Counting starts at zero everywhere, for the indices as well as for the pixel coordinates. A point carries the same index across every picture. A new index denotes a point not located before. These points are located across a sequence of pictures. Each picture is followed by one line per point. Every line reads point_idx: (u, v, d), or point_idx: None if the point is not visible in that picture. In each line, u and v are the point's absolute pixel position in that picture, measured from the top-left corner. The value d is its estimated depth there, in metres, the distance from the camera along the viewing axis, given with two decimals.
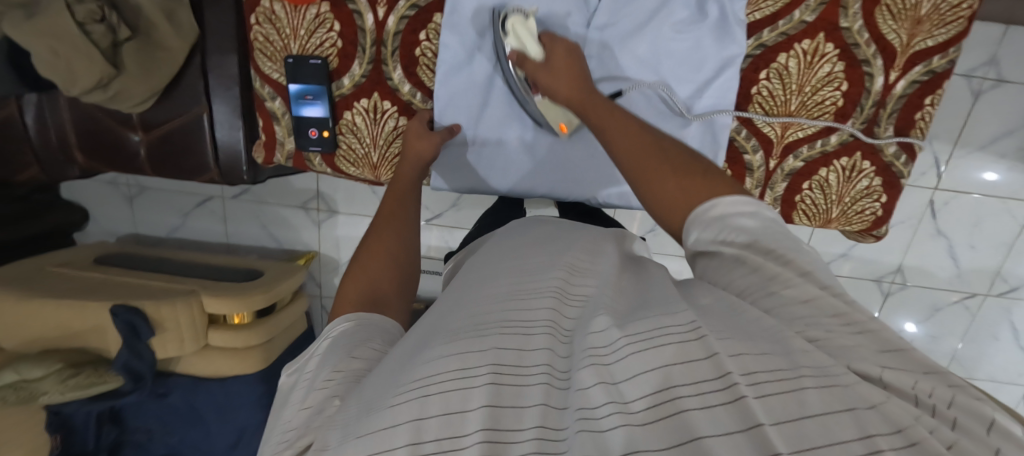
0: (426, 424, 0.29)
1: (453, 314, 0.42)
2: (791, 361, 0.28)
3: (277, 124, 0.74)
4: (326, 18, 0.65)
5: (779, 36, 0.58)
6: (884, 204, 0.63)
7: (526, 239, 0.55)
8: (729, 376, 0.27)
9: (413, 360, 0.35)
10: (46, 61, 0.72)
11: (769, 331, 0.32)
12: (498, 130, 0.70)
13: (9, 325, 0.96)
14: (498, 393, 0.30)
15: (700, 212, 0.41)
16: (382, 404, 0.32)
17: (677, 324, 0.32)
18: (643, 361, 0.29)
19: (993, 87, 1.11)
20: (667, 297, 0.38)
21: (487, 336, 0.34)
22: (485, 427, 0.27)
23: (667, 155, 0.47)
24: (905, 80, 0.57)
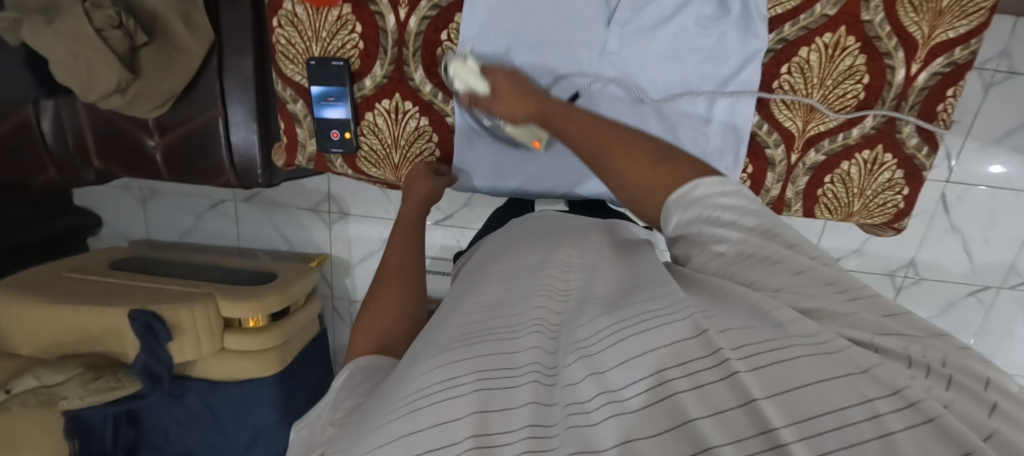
0: (416, 438, 0.28)
1: (441, 326, 0.42)
2: (781, 333, 0.28)
3: (299, 127, 0.74)
4: (349, 20, 0.65)
5: (800, 30, 0.58)
6: (906, 196, 0.63)
7: (515, 241, 0.56)
8: (720, 352, 0.27)
9: (402, 377, 0.36)
10: (68, 66, 0.75)
11: (751, 307, 0.33)
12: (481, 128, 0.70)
13: (26, 330, 0.96)
14: (486, 398, 0.30)
15: (683, 193, 0.43)
16: (375, 427, 0.31)
17: (663, 310, 0.32)
18: (627, 346, 0.29)
19: (1006, 79, 1.11)
20: (657, 279, 0.39)
21: (471, 346, 0.35)
22: (475, 433, 0.27)
23: (629, 143, 0.49)
24: (927, 72, 0.57)
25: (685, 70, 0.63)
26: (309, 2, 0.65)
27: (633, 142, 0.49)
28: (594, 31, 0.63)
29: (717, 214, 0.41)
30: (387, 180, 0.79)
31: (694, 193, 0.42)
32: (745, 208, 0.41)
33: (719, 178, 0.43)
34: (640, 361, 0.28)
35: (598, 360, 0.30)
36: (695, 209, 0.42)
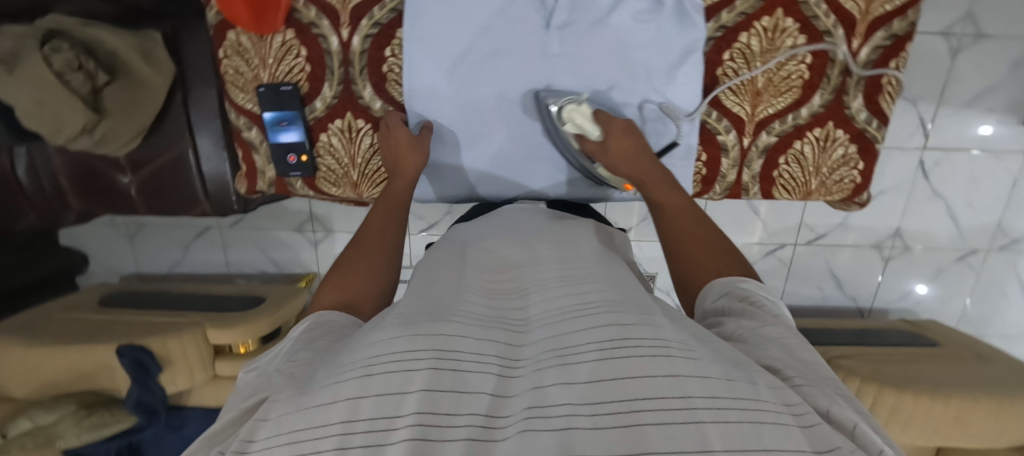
0: (363, 403, 0.30)
1: (426, 302, 0.43)
2: (754, 391, 0.29)
3: (256, 153, 0.75)
4: (292, 45, 0.66)
5: (738, 16, 0.58)
6: (862, 171, 0.64)
7: (493, 247, 0.57)
8: (689, 399, 0.27)
9: (361, 338, 0.37)
10: (32, 114, 0.75)
11: (734, 359, 0.34)
12: (488, 123, 0.69)
13: (18, 374, 0.97)
14: (438, 378, 0.31)
15: (731, 282, 0.47)
16: (326, 382, 0.33)
17: (644, 339, 0.33)
18: (601, 370, 0.30)
19: (972, 43, 1.12)
20: (642, 308, 0.40)
21: (439, 325, 0.36)
22: (420, 411, 0.28)
23: (708, 233, 0.55)
24: (868, 47, 0.58)
25: (628, 66, 0.63)
26: (252, 31, 0.66)
27: (709, 232, 0.55)
28: (534, 36, 0.63)
29: (757, 301, 0.43)
30: (351, 199, 0.80)
31: (732, 284, 0.47)
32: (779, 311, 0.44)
33: (760, 284, 0.47)
34: (613, 386, 0.29)
35: (570, 372, 0.31)
36: (734, 294, 0.45)
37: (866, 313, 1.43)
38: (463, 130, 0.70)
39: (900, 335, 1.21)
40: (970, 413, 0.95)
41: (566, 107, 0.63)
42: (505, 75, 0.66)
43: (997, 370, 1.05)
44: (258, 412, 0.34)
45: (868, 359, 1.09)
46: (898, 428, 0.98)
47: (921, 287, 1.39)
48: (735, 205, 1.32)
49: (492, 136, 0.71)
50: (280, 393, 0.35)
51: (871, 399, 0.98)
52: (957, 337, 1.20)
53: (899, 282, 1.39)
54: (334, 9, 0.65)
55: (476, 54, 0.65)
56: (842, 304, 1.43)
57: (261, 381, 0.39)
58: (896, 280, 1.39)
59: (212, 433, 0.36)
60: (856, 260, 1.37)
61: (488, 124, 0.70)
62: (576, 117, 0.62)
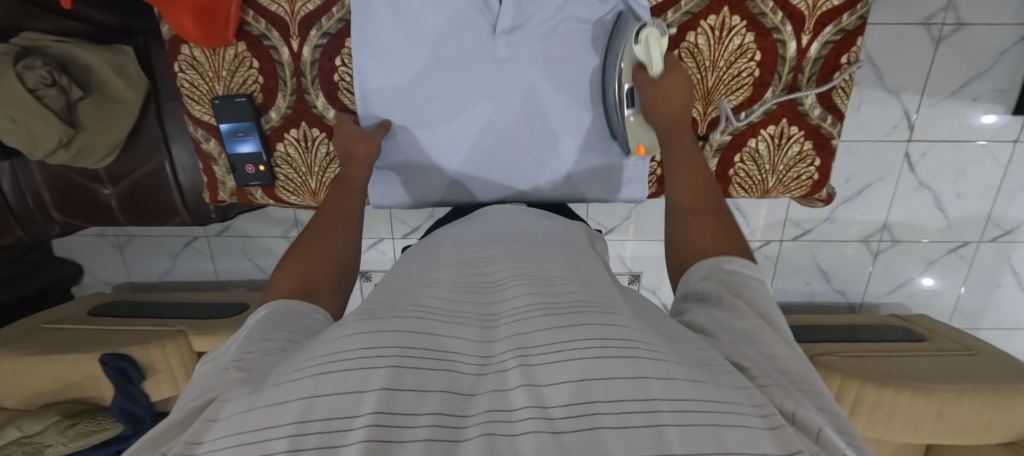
0: (316, 402, 0.26)
1: (391, 297, 0.41)
2: (720, 392, 0.27)
3: (216, 164, 0.77)
4: (245, 57, 0.69)
5: (684, 15, 0.62)
6: (818, 167, 0.68)
7: (466, 243, 0.56)
8: (654, 401, 0.25)
9: (322, 333, 0.34)
10: (7, 130, 0.77)
11: (702, 357, 0.32)
12: (464, 110, 0.70)
13: (8, 385, 1.00)
14: (399, 376, 0.27)
15: (719, 261, 0.45)
16: (279, 379, 0.29)
17: (615, 341, 0.30)
18: (570, 370, 0.28)
19: (953, 32, 1.10)
20: (610, 306, 0.37)
21: (403, 319, 0.33)
22: (378, 410, 0.24)
23: (719, 207, 0.52)
24: (818, 42, 0.62)
25: (573, 69, 0.68)
26: (203, 46, 0.67)
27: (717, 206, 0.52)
28: (482, 40, 0.66)
29: (738, 289, 0.40)
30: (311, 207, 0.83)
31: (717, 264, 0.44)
32: (762, 291, 0.41)
33: (750, 264, 0.44)
34: (578, 387, 0.27)
35: (536, 374, 0.28)
36: (717, 273, 0.43)
37: (857, 308, 1.42)
38: (437, 120, 0.71)
39: (890, 330, 1.19)
40: (954, 407, 0.93)
41: (648, 28, 0.59)
42: (455, 75, 0.68)
43: (986, 364, 1.03)
44: (206, 413, 0.29)
45: (852, 355, 1.07)
46: (880, 424, 0.97)
47: (927, 280, 1.37)
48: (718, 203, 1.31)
49: (466, 124, 0.71)
50: (232, 391, 0.30)
51: (852, 395, 0.98)
52: (947, 331, 1.18)
53: (890, 276, 1.37)
54: (283, 21, 0.67)
55: (425, 54, 0.67)
56: (832, 300, 1.42)
57: (211, 378, 0.35)
58: (888, 274, 1.37)
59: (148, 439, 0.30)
60: (845, 255, 1.36)
61: (463, 114, 0.70)
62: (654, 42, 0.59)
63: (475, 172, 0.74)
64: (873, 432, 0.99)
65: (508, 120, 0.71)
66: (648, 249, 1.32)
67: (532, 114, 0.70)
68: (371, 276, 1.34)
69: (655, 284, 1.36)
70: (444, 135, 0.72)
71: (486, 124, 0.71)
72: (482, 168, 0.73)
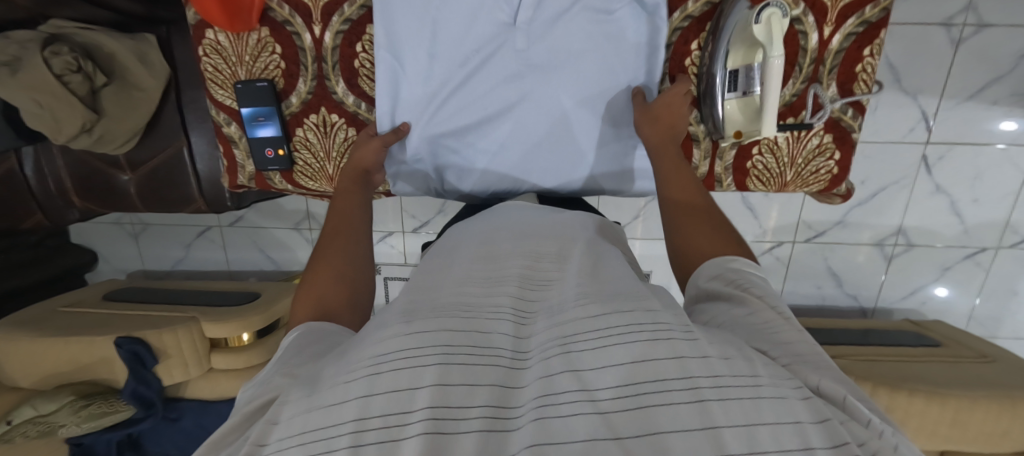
0: (372, 400, 0.27)
1: (425, 297, 0.41)
2: (752, 369, 0.28)
3: (237, 148, 0.79)
4: (268, 42, 0.70)
5: (703, 6, 0.65)
6: (838, 162, 0.68)
7: (491, 241, 0.52)
8: (694, 379, 0.26)
9: (365, 339, 0.34)
10: (33, 114, 0.78)
11: (730, 341, 0.32)
12: (494, 98, 0.70)
13: (23, 366, 1.01)
14: (448, 371, 0.28)
15: (721, 259, 0.45)
16: (333, 382, 0.30)
17: (647, 325, 0.31)
18: (615, 356, 0.28)
19: (974, 33, 1.09)
20: (638, 295, 0.37)
21: (441, 318, 0.34)
22: (433, 404, 0.26)
23: (707, 214, 0.53)
24: (840, 34, 0.61)
25: (593, 60, 0.67)
26: (227, 30, 0.69)
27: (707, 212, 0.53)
28: (500, 29, 0.66)
29: (746, 284, 0.41)
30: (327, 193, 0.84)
31: (727, 264, 0.44)
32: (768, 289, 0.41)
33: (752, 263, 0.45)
34: (627, 370, 0.27)
35: (576, 360, 0.29)
36: (717, 270, 0.44)
37: (869, 314, 1.40)
38: (468, 104, 0.71)
39: (903, 335, 1.17)
40: (969, 414, 0.92)
41: (770, 9, 0.57)
42: (477, 75, 0.69)
43: (1002, 370, 1.01)
44: (266, 415, 0.30)
45: (864, 359, 1.06)
46: None
47: (939, 289, 1.35)
48: (729, 203, 1.30)
49: (495, 112, 0.71)
50: (288, 395, 0.31)
51: None
52: (962, 338, 1.16)
53: (905, 282, 1.35)
54: (306, 7, 0.68)
55: (446, 52, 0.68)
56: (844, 304, 1.40)
57: (254, 390, 0.37)
58: (902, 280, 1.35)
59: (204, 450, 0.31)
60: (858, 260, 1.34)
61: (494, 101, 0.71)
62: (775, 22, 0.57)
63: (502, 161, 0.74)
64: None
65: (531, 121, 0.71)
66: (658, 249, 1.31)
67: (551, 109, 0.70)
68: (381, 269, 1.34)
69: (665, 284, 1.36)
70: (475, 119, 0.72)
71: (511, 124, 0.72)
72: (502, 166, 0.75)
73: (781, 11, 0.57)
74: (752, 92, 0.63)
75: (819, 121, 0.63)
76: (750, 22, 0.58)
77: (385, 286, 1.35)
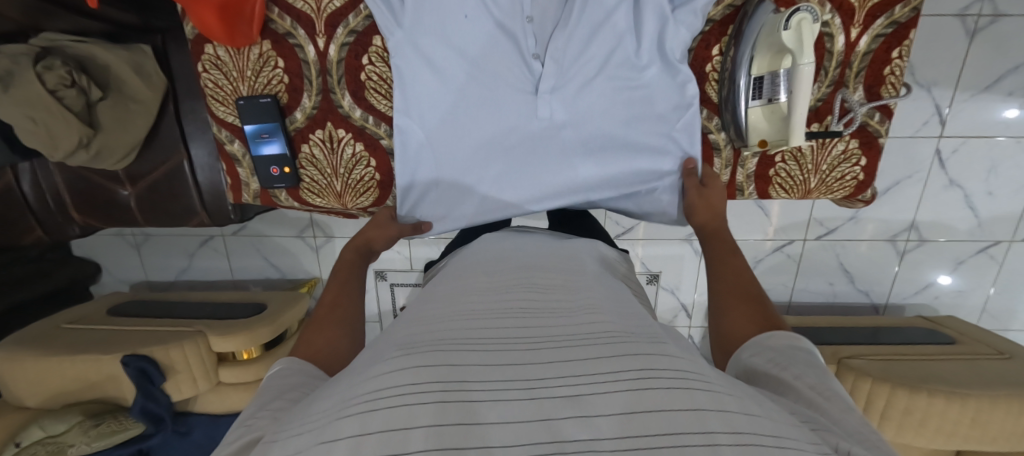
0: (365, 440, 0.23)
1: (422, 330, 0.37)
2: (776, 428, 0.26)
3: (240, 166, 0.77)
4: (270, 56, 0.68)
5: (726, 9, 0.62)
6: (864, 167, 0.66)
7: (495, 273, 0.50)
8: (712, 433, 0.24)
9: (363, 371, 0.32)
10: (27, 131, 0.75)
11: (746, 391, 0.31)
12: (500, 120, 0.68)
13: (30, 385, 1.00)
14: (445, 409, 0.25)
15: (759, 340, 0.43)
16: (324, 420, 0.27)
17: (655, 372, 0.29)
18: (621, 404, 0.26)
19: (991, 23, 1.06)
20: (654, 337, 0.36)
21: (441, 352, 0.31)
22: (428, 446, 0.22)
23: (749, 295, 0.50)
24: (868, 36, 0.59)
25: (608, 78, 0.65)
26: (227, 44, 0.66)
27: (748, 296, 0.50)
28: (520, 52, 0.65)
29: (784, 363, 0.38)
30: (334, 208, 0.83)
31: (781, 339, 0.41)
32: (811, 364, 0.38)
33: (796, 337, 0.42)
34: (632, 418, 0.25)
35: (586, 405, 0.27)
36: (760, 352, 0.41)
37: (881, 310, 1.39)
38: (475, 126, 0.69)
39: (916, 332, 1.16)
40: (990, 413, 0.90)
41: (799, 14, 0.55)
42: (484, 115, 0.68)
43: (1020, 367, 1.00)
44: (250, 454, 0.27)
45: (880, 358, 1.05)
46: (912, 428, 0.95)
47: (943, 277, 1.33)
48: (739, 201, 1.28)
49: (501, 137, 0.69)
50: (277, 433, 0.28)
51: (882, 400, 0.95)
52: (977, 334, 1.14)
53: (917, 277, 1.34)
54: (308, 18, 0.65)
55: (459, 87, 0.67)
56: (856, 300, 1.39)
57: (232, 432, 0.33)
58: (914, 274, 1.33)
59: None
60: (870, 256, 1.32)
61: (497, 122, 0.68)
62: (805, 27, 0.55)
63: (503, 187, 0.73)
64: (903, 437, 0.97)
65: (535, 144, 0.70)
66: (667, 249, 1.29)
67: (561, 129, 0.68)
68: (386, 276, 1.33)
69: (675, 284, 1.34)
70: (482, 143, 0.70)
71: (514, 147, 0.70)
72: (512, 197, 0.74)
73: (812, 17, 0.55)
74: (778, 99, 0.60)
75: (846, 127, 0.62)
76: (778, 31, 0.56)
77: (391, 292, 1.34)
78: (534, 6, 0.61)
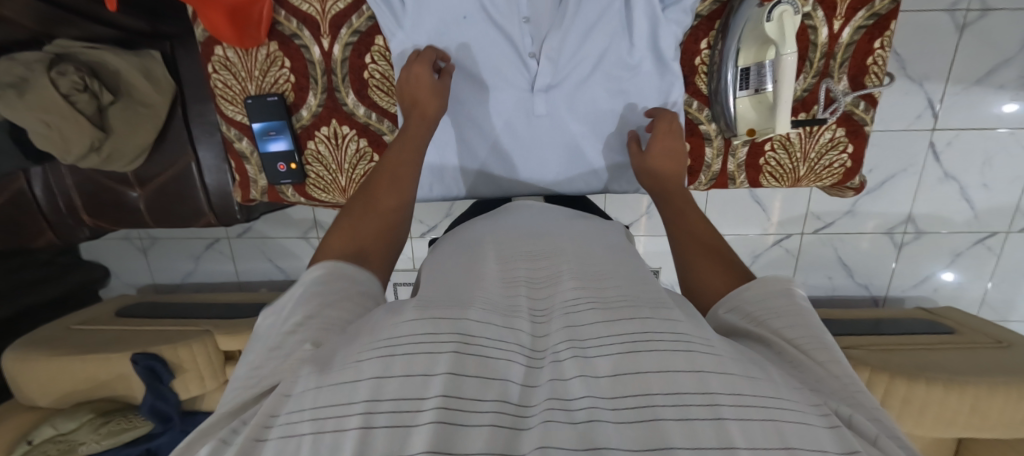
0: (387, 382, 0.26)
1: (451, 290, 0.39)
2: (776, 390, 0.27)
3: (248, 163, 0.79)
4: (277, 56, 0.70)
5: (712, 4, 0.65)
6: (851, 155, 0.68)
7: (502, 242, 0.52)
8: (712, 395, 0.25)
9: (378, 319, 0.34)
10: (41, 133, 0.79)
11: (745, 354, 0.33)
12: (495, 114, 0.71)
13: (40, 385, 1.02)
14: (462, 361, 0.27)
15: (739, 294, 0.44)
16: (344, 360, 0.29)
17: (667, 337, 0.30)
18: (635, 364, 0.28)
19: (979, 18, 1.08)
20: (659, 301, 0.37)
21: (450, 308, 0.33)
22: (446, 393, 0.25)
23: (719, 248, 0.51)
24: (850, 27, 0.61)
25: (605, 73, 0.68)
26: (236, 45, 0.69)
27: (723, 252, 0.51)
28: (516, 50, 0.67)
29: (760, 319, 0.39)
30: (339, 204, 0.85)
31: (773, 286, 0.42)
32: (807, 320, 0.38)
33: (778, 281, 0.43)
34: (637, 380, 0.27)
35: (591, 366, 0.29)
36: (741, 308, 0.42)
37: (880, 302, 1.39)
38: (477, 116, 0.72)
39: (916, 324, 1.17)
40: (988, 401, 0.91)
41: (781, 7, 0.57)
42: (481, 109, 0.71)
43: (1018, 356, 1.00)
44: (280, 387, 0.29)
45: (878, 349, 1.06)
46: (911, 417, 0.96)
47: (948, 274, 1.35)
48: (737, 197, 1.30)
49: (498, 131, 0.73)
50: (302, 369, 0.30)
51: (881, 389, 0.96)
52: (976, 324, 1.15)
53: (914, 269, 1.34)
54: (313, 20, 0.68)
55: (458, 82, 0.70)
56: (855, 294, 1.40)
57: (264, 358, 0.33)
58: (912, 267, 1.34)
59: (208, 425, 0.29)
60: (868, 250, 1.34)
61: (491, 113, 0.72)
62: (788, 18, 0.57)
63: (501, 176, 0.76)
64: (902, 426, 0.98)
65: (532, 135, 0.73)
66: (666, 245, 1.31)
67: (558, 122, 0.72)
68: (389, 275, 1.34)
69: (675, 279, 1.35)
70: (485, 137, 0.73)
71: (512, 139, 0.73)
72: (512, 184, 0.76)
73: (793, 8, 0.57)
74: (764, 89, 0.62)
75: (832, 115, 0.63)
76: (761, 23, 0.58)
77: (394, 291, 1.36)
78: (531, 6, 0.62)
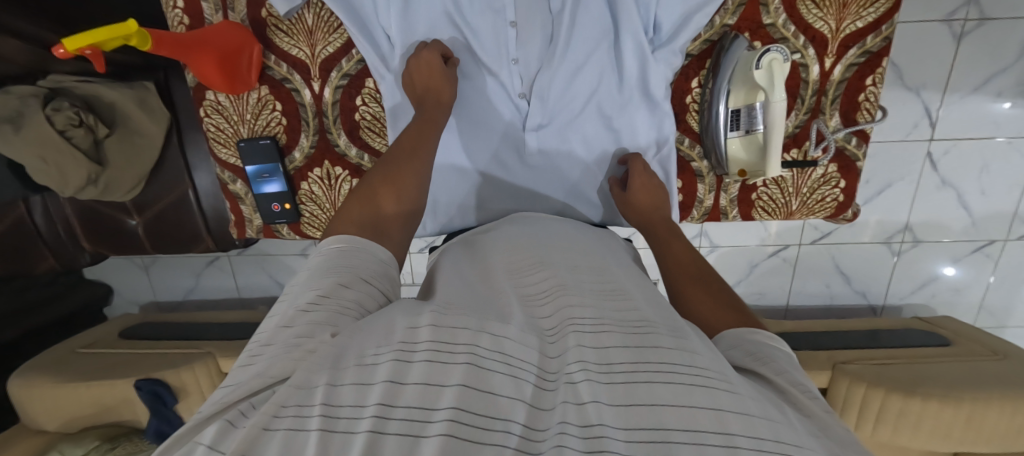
0: (404, 390, 0.26)
1: (483, 301, 0.40)
2: (798, 438, 0.25)
3: (243, 203, 0.80)
4: (268, 100, 0.71)
5: (703, 43, 0.65)
6: (843, 190, 0.70)
7: (513, 252, 0.52)
8: (732, 438, 0.23)
9: (393, 319, 0.33)
10: (39, 170, 0.79)
11: (762, 394, 0.30)
12: (488, 149, 0.72)
13: (47, 411, 1.04)
14: (478, 374, 0.27)
15: (740, 332, 0.41)
16: (358, 359, 0.29)
17: (689, 368, 0.29)
18: (654, 395, 0.27)
19: (976, 27, 1.07)
20: (678, 328, 0.36)
21: (470, 318, 0.33)
22: (459, 406, 0.24)
23: (711, 282, 0.50)
24: (843, 64, 0.64)
25: (596, 110, 0.68)
26: (226, 91, 0.69)
27: (718, 286, 0.49)
28: (505, 89, 0.67)
29: (765, 357, 0.36)
30: None
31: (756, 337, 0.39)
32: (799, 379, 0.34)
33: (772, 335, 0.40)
34: (653, 412, 0.25)
35: (609, 394, 0.27)
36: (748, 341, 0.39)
37: (878, 310, 1.40)
38: (474, 142, 0.72)
39: (914, 334, 1.17)
40: (983, 414, 0.92)
41: (770, 55, 0.58)
42: (477, 137, 0.71)
43: (1014, 367, 1.01)
44: (295, 378, 0.28)
45: (875, 362, 1.06)
46: (907, 430, 0.97)
47: (948, 268, 1.33)
48: None
49: (491, 166, 0.73)
50: (316, 363, 0.29)
51: (877, 403, 0.97)
52: (972, 334, 1.15)
53: (913, 277, 1.35)
54: (304, 64, 0.69)
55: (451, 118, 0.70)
56: (853, 302, 1.40)
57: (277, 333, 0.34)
58: (910, 275, 1.34)
59: (220, 405, 0.29)
60: (865, 258, 1.34)
61: (485, 147, 0.72)
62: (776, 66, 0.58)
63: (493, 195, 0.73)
64: (898, 439, 0.99)
65: (526, 170, 0.72)
66: None
67: (552, 159, 0.71)
68: None
69: None
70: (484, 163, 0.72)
71: (506, 172, 0.73)
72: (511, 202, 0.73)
73: (782, 57, 0.58)
74: (755, 130, 0.63)
75: (824, 153, 0.66)
76: (751, 69, 0.60)
77: None
78: (518, 46, 0.63)
